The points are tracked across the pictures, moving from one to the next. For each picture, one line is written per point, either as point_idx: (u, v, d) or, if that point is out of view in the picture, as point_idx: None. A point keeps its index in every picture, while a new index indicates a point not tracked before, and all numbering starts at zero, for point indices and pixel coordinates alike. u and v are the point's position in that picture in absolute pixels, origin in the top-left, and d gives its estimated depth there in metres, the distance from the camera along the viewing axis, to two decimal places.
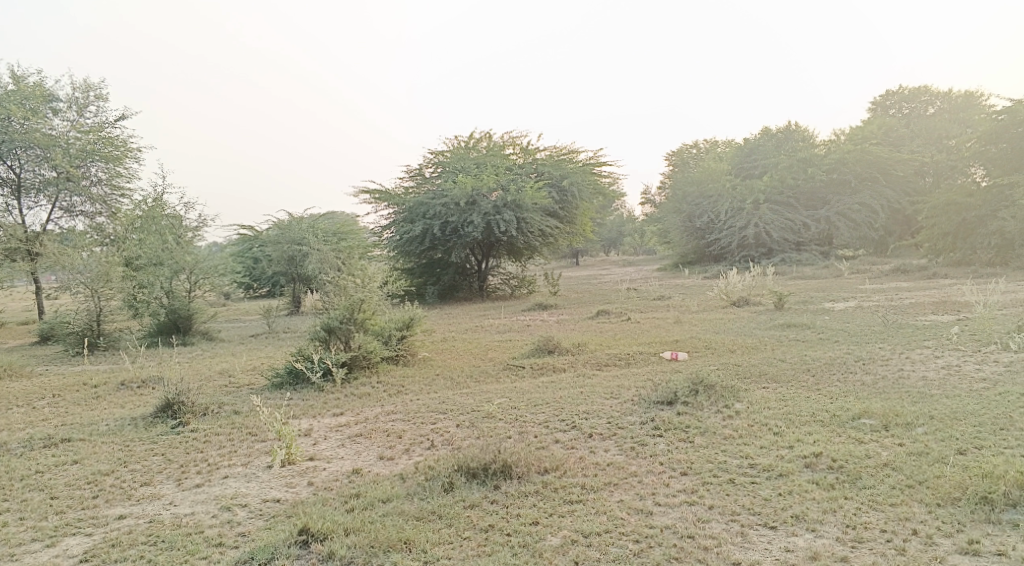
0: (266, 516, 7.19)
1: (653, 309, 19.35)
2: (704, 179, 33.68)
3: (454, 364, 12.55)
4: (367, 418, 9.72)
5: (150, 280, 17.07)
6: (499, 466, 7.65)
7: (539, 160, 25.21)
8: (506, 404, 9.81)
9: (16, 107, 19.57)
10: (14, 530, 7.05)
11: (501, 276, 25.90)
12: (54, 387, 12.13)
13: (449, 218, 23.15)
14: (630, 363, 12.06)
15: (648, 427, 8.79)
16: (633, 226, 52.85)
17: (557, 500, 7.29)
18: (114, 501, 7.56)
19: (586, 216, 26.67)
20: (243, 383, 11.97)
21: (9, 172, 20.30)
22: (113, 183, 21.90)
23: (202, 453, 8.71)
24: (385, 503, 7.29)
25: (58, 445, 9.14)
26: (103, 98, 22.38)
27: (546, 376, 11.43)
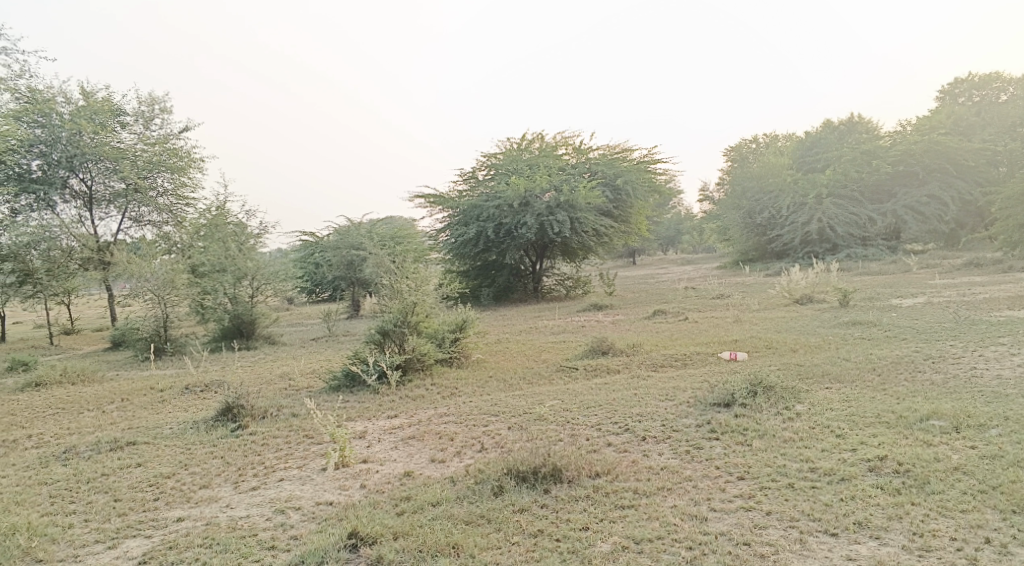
0: (318, 519, 7.24)
1: (711, 308, 18.98)
2: (764, 174, 32.97)
3: (507, 366, 12.50)
4: (419, 420, 9.72)
5: (214, 286, 17.39)
6: (549, 469, 7.55)
7: (593, 159, 25.04)
8: (559, 406, 9.70)
9: (86, 122, 20.25)
10: (78, 532, 7.21)
11: (555, 277, 25.73)
12: (123, 392, 12.48)
13: (503, 220, 23.24)
14: (686, 364, 11.83)
15: (705, 430, 8.58)
16: (692, 224, 52.08)
17: (607, 505, 7.15)
18: (174, 503, 7.71)
19: (642, 214, 26.36)
20: (301, 385, 12.14)
21: (81, 184, 20.99)
22: (178, 193, 22.46)
23: (260, 455, 8.83)
24: (434, 506, 7.27)
25: (123, 448, 9.37)
26: (168, 110, 23.01)
27: (599, 378, 11.28)
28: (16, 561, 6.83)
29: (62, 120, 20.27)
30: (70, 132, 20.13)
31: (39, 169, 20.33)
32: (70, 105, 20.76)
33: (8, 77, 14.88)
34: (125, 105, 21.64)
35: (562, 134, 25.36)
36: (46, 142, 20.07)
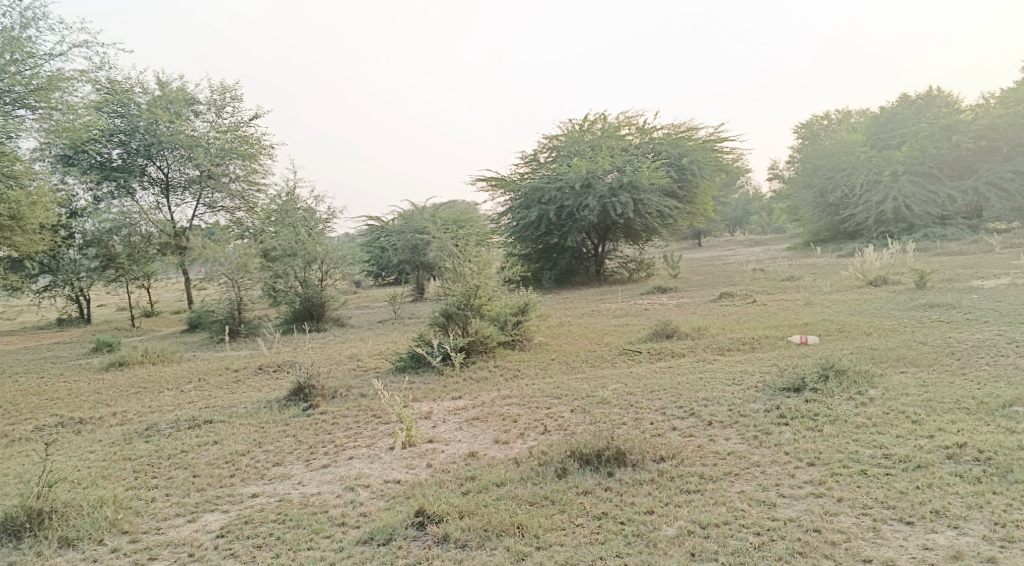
0: (386, 497, 7.40)
1: (780, 290, 18.59)
2: (836, 152, 31.99)
3: (569, 349, 12.51)
4: (483, 402, 9.82)
5: (285, 270, 17.84)
6: (613, 453, 7.55)
7: (657, 139, 24.73)
8: (623, 390, 9.68)
9: (161, 112, 20.95)
10: (160, 505, 7.51)
11: (618, 259, 25.51)
12: (200, 372, 12.96)
13: (565, 202, 23.17)
14: (753, 348, 11.64)
15: (773, 414, 8.45)
16: (760, 204, 51.01)
17: (673, 489, 7.13)
18: (248, 480, 7.98)
19: (708, 195, 25.94)
20: (369, 366, 12.41)
21: (158, 172, 21.75)
22: (250, 179, 23.00)
23: (330, 434, 9.06)
24: (499, 487, 7.36)
25: (201, 426, 9.74)
26: (239, 99, 23.61)
27: (664, 361, 11.20)
28: (104, 533, 7.03)
29: (140, 110, 21.08)
30: (148, 121, 20.89)
31: (119, 158, 21.20)
32: (147, 95, 21.53)
33: (89, 69, 15.49)
34: (198, 94, 22.27)
35: (625, 114, 25.10)
36: (125, 131, 20.92)
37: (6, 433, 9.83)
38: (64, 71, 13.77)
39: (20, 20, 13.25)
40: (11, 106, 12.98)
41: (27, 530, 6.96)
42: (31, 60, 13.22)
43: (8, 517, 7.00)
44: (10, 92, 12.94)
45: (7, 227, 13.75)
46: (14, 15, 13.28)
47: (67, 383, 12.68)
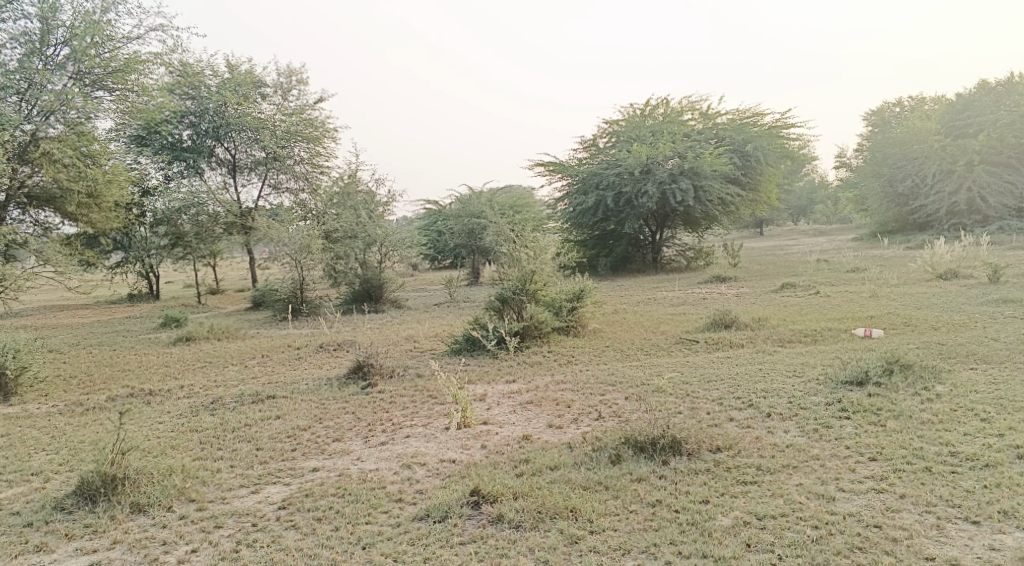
0: (442, 476, 7.52)
1: (845, 282, 18.15)
2: (907, 140, 30.98)
3: (625, 337, 12.45)
4: (538, 386, 9.87)
5: (346, 252, 18.20)
6: (668, 441, 7.52)
7: (721, 124, 24.37)
8: (679, 379, 9.61)
9: (230, 94, 21.35)
10: (225, 476, 7.75)
11: (676, 247, 25.19)
12: (264, 349, 13.30)
13: (623, 187, 22.99)
14: (815, 340, 11.41)
15: (835, 408, 8.31)
16: (825, 192, 49.83)
17: (729, 480, 7.07)
18: (309, 454, 8.19)
19: (772, 182, 25.43)
20: (426, 348, 12.58)
21: (225, 153, 22.29)
22: (313, 161, 23.37)
23: (388, 412, 9.23)
24: (553, 470, 7.40)
25: (264, 401, 10.02)
26: (305, 82, 23.98)
27: (722, 352, 11.09)
28: (173, 500, 7.28)
29: (210, 92, 21.50)
30: (217, 104, 21.37)
31: (189, 138, 21.73)
32: (217, 77, 21.98)
33: (164, 52, 15.89)
34: (265, 77, 22.67)
35: (688, 99, 24.76)
36: (195, 113, 21.42)
37: (81, 401, 10.25)
38: (141, 54, 14.17)
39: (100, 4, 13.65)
40: (90, 87, 13.49)
41: (101, 494, 7.23)
42: (110, 43, 13.64)
43: (84, 481, 7.28)
44: (89, 74, 13.41)
45: (85, 204, 14.33)
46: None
47: (138, 355, 13.17)
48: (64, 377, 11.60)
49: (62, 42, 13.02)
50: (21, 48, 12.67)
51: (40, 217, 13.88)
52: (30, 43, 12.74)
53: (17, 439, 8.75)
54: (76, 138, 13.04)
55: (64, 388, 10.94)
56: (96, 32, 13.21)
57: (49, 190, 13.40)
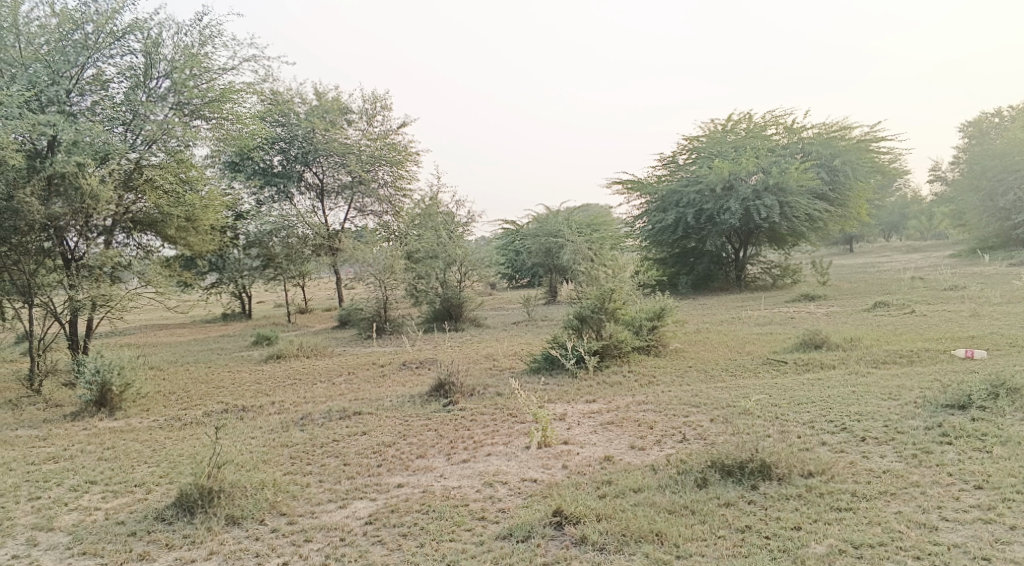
0: (524, 495, 7.51)
1: (943, 301, 17.37)
2: (1008, 152, 29.57)
3: (708, 357, 12.23)
4: (619, 406, 9.78)
5: (427, 271, 18.45)
6: (757, 465, 7.32)
7: (807, 139, 23.81)
8: (766, 401, 9.36)
9: (318, 121, 22.06)
10: (314, 491, 7.93)
11: (761, 265, 24.62)
12: (349, 366, 13.59)
13: (705, 205, 22.66)
14: (911, 362, 10.95)
15: (934, 433, 7.95)
16: (919, 208, 48.00)
17: (822, 506, 6.84)
18: (394, 470, 8.31)
19: (862, 197, 24.64)
20: (506, 366, 12.63)
21: (314, 177, 23.03)
22: (397, 184, 23.87)
23: (470, 430, 9.29)
24: (637, 492, 7.30)
25: (350, 417, 10.23)
26: (389, 107, 24.58)
27: (811, 373, 10.76)
28: (265, 513, 7.49)
29: (300, 119, 22.27)
30: (305, 130, 22.10)
31: (279, 164, 22.57)
32: (306, 105, 22.76)
33: (256, 81, 16.51)
34: (351, 104, 23.33)
35: (772, 114, 24.30)
36: (286, 139, 22.19)
37: (179, 416, 10.68)
38: (235, 84, 14.79)
39: (199, 38, 14.30)
40: (189, 117, 14.14)
41: (198, 506, 7.50)
42: (207, 75, 14.29)
43: (182, 493, 7.56)
44: (189, 104, 14.09)
45: (183, 227, 14.99)
46: (194, 33, 14.36)
47: (231, 372, 13.65)
48: (164, 392, 12.11)
49: (163, 75, 13.68)
50: (127, 81, 13.36)
51: (142, 240, 14.54)
52: (136, 77, 13.43)
53: (121, 452, 9.16)
54: (177, 165, 13.64)
55: (163, 404, 11.42)
56: (195, 64, 13.85)
57: (151, 215, 14.09)
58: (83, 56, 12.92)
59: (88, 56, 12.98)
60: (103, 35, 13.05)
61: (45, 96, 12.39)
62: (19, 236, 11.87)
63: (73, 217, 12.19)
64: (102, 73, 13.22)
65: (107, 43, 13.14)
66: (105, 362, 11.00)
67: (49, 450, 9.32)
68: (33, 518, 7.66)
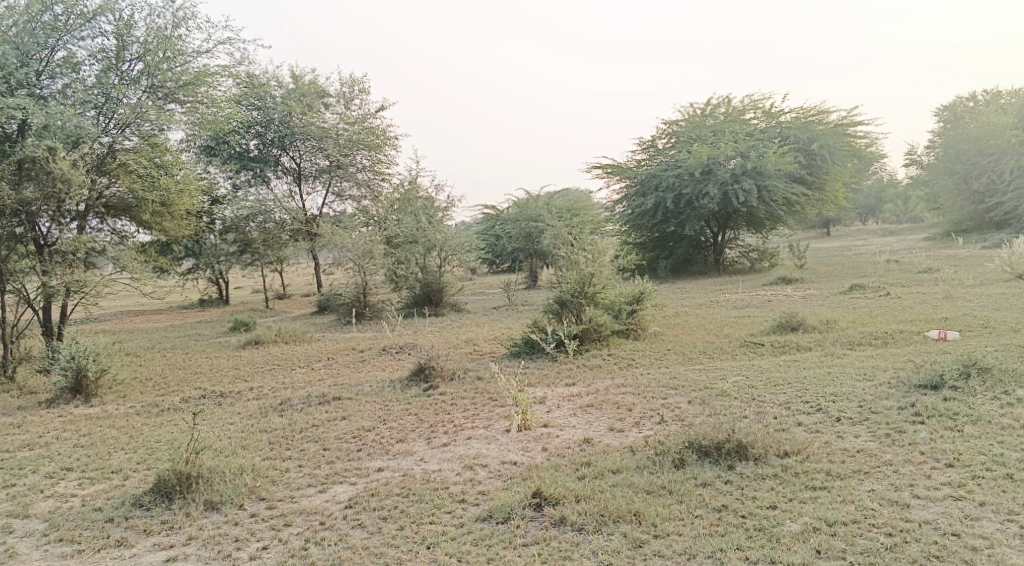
0: (503, 477, 7.55)
1: (918, 283, 17.57)
2: (982, 135, 29.89)
3: (687, 340, 12.30)
4: (598, 390, 9.82)
5: (406, 256, 18.38)
6: (734, 446, 7.39)
7: (785, 123, 23.92)
8: (744, 383, 9.45)
9: (295, 104, 21.86)
10: (294, 475, 7.92)
11: (739, 249, 24.77)
12: (329, 352, 13.54)
13: (683, 189, 22.75)
14: (886, 343, 11.09)
15: (908, 412, 8.06)
16: (895, 191, 48.45)
17: (797, 486, 6.92)
18: (374, 454, 8.32)
19: (839, 181, 24.83)
20: (485, 350, 12.65)
21: (291, 162, 22.85)
22: (376, 169, 23.71)
23: (449, 414, 9.31)
24: (615, 474, 7.36)
25: (330, 402, 10.21)
26: (367, 91, 24.40)
27: (788, 355, 10.87)
28: (244, 498, 7.48)
29: (276, 102, 22.07)
30: (283, 114, 21.90)
31: (256, 148, 22.42)
32: (283, 88, 22.53)
33: (231, 64, 16.33)
34: (329, 87, 23.10)
35: (750, 97, 24.41)
36: (262, 123, 22.01)
37: (156, 402, 10.61)
38: (210, 67, 14.60)
39: (172, 20, 14.08)
40: (163, 100, 13.96)
41: (177, 491, 7.48)
42: (181, 57, 14.08)
43: (160, 479, 7.53)
44: (162, 87, 13.90)
45: (158, 212, 14.81)
46: (167, 15, 14.15)
47: (209, 358, 13.56)
48: (141, 378, 12.02)
49: (136, 58, 13.46)
50: (99, 64, 13.13)
51: (117, 225, 14.32)
52: (107, 59, 13.20)
53: (98, 439, 9.09)
54: (151, 149, 13.64)
55: (140, 390, 11.34)
56: (168, 47, 13.62)
57: (126, 200, 13.90)
58: (53, 38, 12.68)
59: (57, 38, 12.72)
60: (73, 16, 12.83)
61: (14, 79, 12.21)
62: None
63: (44, 202, 11.99)
64: (73, 55, 12.98)
65: (77, 25, 12.90)
66: (82, 349, 10.90)
67: (24, 438, 9.23)
68: (8, 506, 7.58)
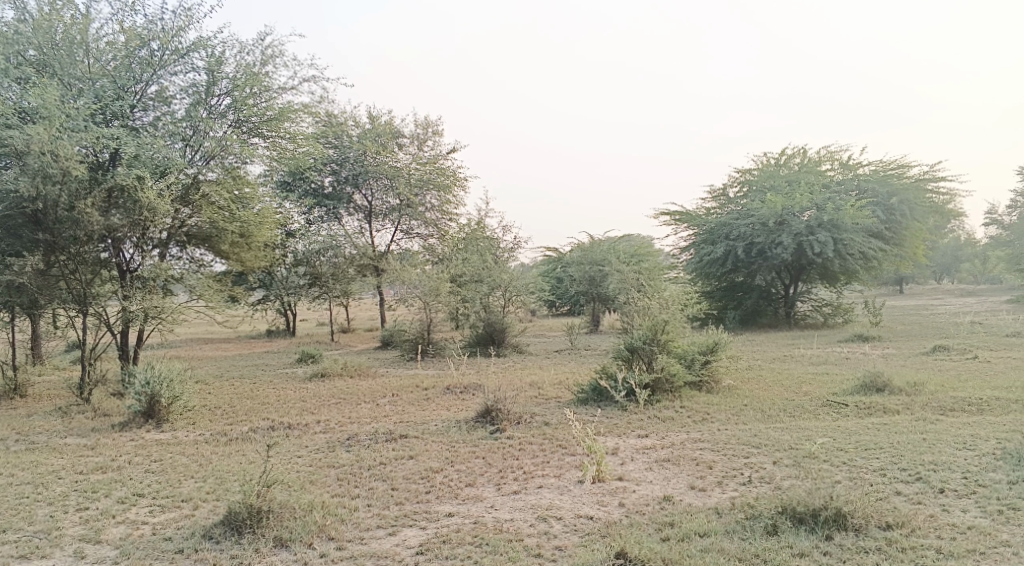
0: (580, 533, 7.22)
1: (1007, 347, 16.69)
2: None
3: (763, 395, 11.80)
4: (673, 443, 9.43)
5: (471, 295, 18.29)
6: (832, 514, 6.93)
7: (863, 176, 23.39)
8: (831, 445, 8.93)
9: (370, 143, 22.34)
10: (363, 515, 7.70)
11: (811, 303, 24.05)
12: (393, 388, 13.37)
13: (756, 238, 22.28)
14: (982, 411, 10.44)
15: (1021, 488, 7.48)
16: (972, 250, 46.74)
17: (906, 563, 6.43)
18: (443, 498, 8.07)
19: (919, 238, 23.99)
20: (552, 395, 12.33)
21: (363, 200, 23.10)
22: (444, 209, 23.77)
23: (519, 460, 9.03)
24: (702, 537, 6.96)
25: (396, 440, 10.03)
26: (440, 133, 24.70)
27: (875, 418, 10.29)
28: (314, 537, 7.28)
29: (352, 141, 22.61)
30: (358, 152, 22.40)
31: (330, 185, 22.85)
32: (359, 127, 22.99)
33: (313, 102, 16.58)
34: (404, 128, 23.46)
35: (827, 149, 23.92)
36: (337, 161, 22.49)
37: (225, 431, 10.58)
38: (294, 104, 14.81)
39: (261, 58, 14.41)
40: (247, 134, 14.24)
41: (247, 526, 7.34)
42: (267, 93, 14.30)
43: (231, 511, 7.40)
44: (247, 122, 14.18)
45: (237, 243, 14.92)
46: (256, 53, 14.50)
47: (276, 389, 13.50)
48: (211, 407, 12.00)
49: (225, 93, 13.76)
50: (189, 98, 13.47)
51: (195, 254, 14.55)
52: (197, 94, 13.51)
53: (168, 465, 9.06)
54: (232, 181, 13.88)
55: (209, 418, 11.34)
56: (255, 83, 13.90)
57: (205, 230, 14.09)
58: (148, 73, 13.06)
59: (152, 73, 13.10)
60: (167, 52, 13.22)
61: (109, 110, 12.58)
62: (77, 245, 11.93)
63: (130, 228, 12.28)
64: (165, 89, 13.35)
65: (171, 61, 13.29)
66: (156, 374, 11.00)
67: (97, 460, 9.25)
68: (80, 530, 7.54)
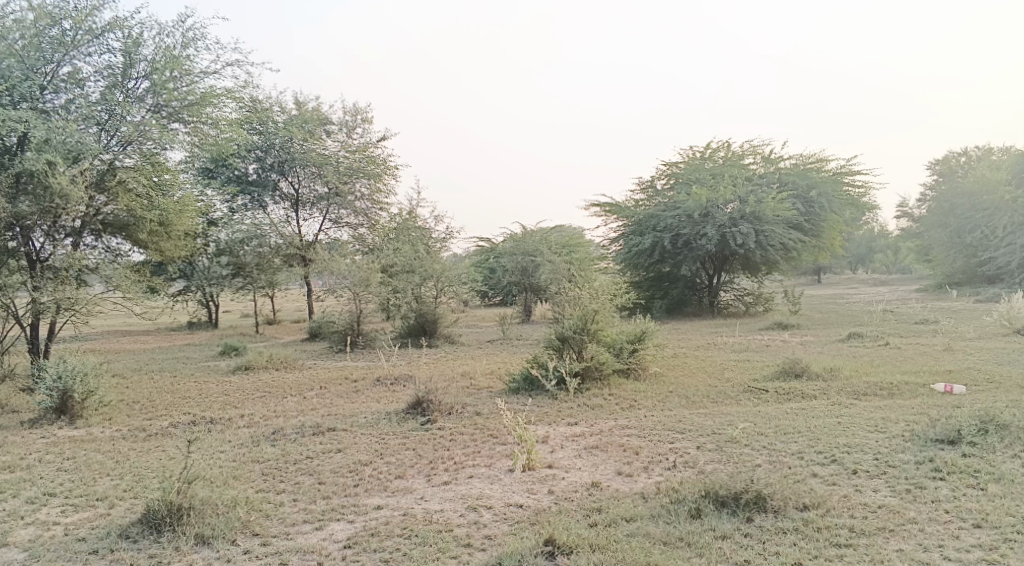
0: (509, 521, 7.25)
1: (917, 334, 17.43)
2: (976, 190, 30.21)
3: (689, 383, 12.05)
4: (602, 431, 9.56)
5: (402, 286, 18.11)
6: (752, 497, 7.13)
7: (783, 169, 24.06)
8: (753, 429, 9.18)
9: (297, 130, 21.82)
10: (288, 510, 7.57)
11: (734, 292, 24.67)
12: (322, 380, 13.17)
13: (681, 230, 22.71)
14: (893, 395, 10.89)
15: (927, 468, 7.84)
16: (885, 242, 48.68)
17: (821, 542, 6.67)
18: (372, 491, 7.99)
19: (836, 230, 24.84)
20: (483, 385, 12.34)
21: (289, 188, 22.63)
22: (374, 198, 23.47)
23: (449, 450, 9.01)
24: (628, 522, 7.08)
25: (324, 433, 9.88)
26: (369, 122, 24.37)
27: (795, 403, 10.63)
28: (237, 534, 7.13)
29: (277, 127, 21.93)
30: (284, 139, 21.85)
31: (255, 173, 22.31)
32: (285, 114, 22.45)
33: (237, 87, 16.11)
34: (331, 115, 23.04)
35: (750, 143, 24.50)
36: (262, 148, 21.90)
37: (144, 427, 10.25)
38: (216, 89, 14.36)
39: (181, 40, 13.92)
40: (166, 120, 13.65)
41: (166, 524, 7.13)
42: (188, 77, 13.85)
43: (149, 509, 7.19)
44: (167, 106, 13.62)
45: (155, 232, 14.38)
46: (176, 35, 13.99)
47: (199, 383, 13.13)
48: (129, 402, 11.61)
49: (143, 76, 13.26)
50: (104, 80, 12.94)
51: (111, 244, 13.87)
52: (113, 76, 13.01)
53: (82, 463, 8.72)
54: (151, 168, 13.38)
55: (127, 413, 10.96)
56: (175, 66, 13.46)
57: (122, 218, 13.51)
58: (59, 53, 12.45)
59: (64, 53, 12.51)
60: (81, 32, 12.63)
61: (16, 92, 12.02)
62: None
63: (40, 217, 11.82)
64: (78, 70, 12.76)
65: (85, 41, 12.71)
66: (69, 368, 10.57)
67: (5, 459, 8.85)
68: None
